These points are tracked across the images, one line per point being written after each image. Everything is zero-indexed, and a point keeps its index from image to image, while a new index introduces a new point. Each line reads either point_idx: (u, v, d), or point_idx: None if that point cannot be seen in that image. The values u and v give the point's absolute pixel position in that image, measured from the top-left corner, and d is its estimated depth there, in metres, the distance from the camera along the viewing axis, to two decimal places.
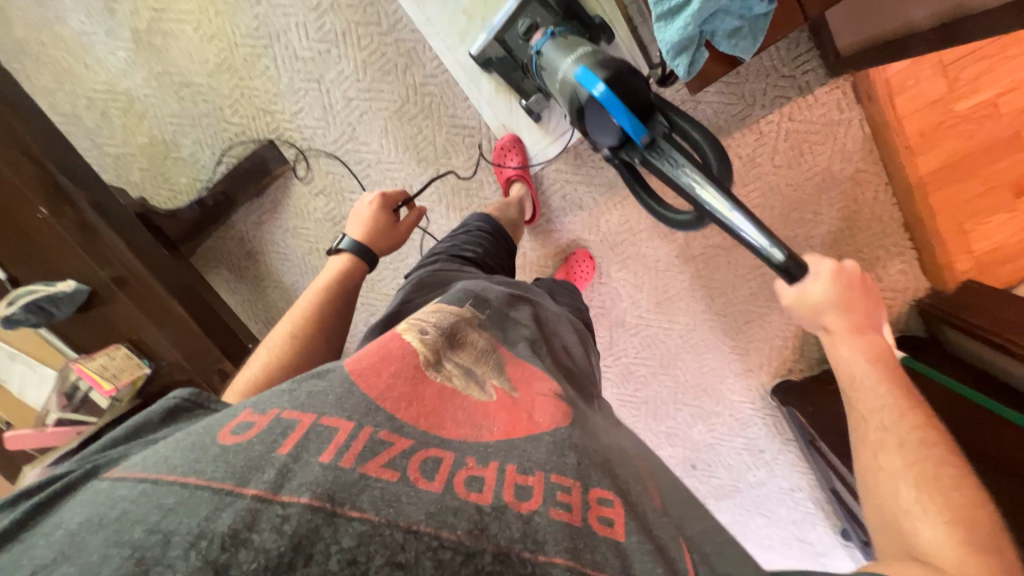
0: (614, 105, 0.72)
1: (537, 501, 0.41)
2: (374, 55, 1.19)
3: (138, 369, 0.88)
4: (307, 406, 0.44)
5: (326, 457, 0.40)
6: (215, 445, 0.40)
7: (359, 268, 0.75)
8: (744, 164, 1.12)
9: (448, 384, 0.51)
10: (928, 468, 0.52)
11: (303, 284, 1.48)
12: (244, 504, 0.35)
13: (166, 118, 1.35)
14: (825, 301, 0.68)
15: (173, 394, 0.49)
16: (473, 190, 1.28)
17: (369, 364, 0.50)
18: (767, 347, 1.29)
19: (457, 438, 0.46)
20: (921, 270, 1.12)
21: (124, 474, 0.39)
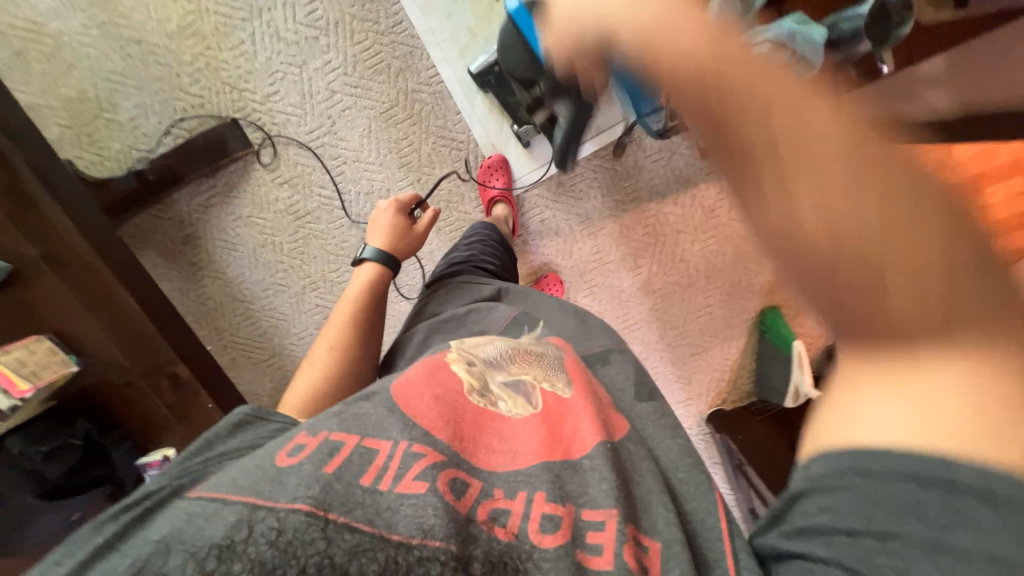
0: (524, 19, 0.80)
1: (562, 536, 0.47)
2: (367, 52, 1.15)
3: (63, 366, 0.74)
4: (352, 429, 0.52)
5: (366, 480, 0.46)
6: (274, 466, 0.46)
7: (382, 278, 0.83)
8: (705, 213, 1.25)
9: (491, 409, 0.60)
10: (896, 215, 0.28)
11: (250, 279, 1.35)
12: (288, 517, 0.41)
13: (104, 75, 1.18)
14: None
15: (237, 410, 0.59)
16: (453, 203, 1.27)
17: (409, 390, 0.58)
18: (707, 378, 1.42)
19: (487, 467, 0.53)
20: None
21: (202, 491, 0.45)
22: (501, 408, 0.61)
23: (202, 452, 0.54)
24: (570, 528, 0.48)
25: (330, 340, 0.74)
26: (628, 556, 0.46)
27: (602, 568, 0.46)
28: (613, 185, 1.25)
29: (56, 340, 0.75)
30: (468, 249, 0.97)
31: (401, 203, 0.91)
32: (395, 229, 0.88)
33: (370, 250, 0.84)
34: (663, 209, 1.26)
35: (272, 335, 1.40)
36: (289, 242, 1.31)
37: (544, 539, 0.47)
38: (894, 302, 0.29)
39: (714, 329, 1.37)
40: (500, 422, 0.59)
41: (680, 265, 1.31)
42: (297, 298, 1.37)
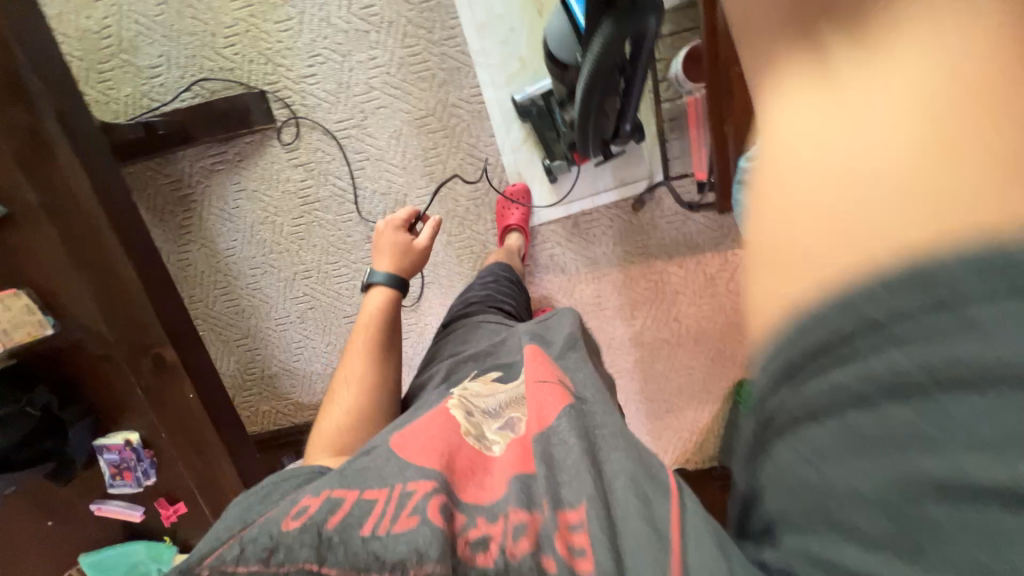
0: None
1: (535, 543, 0.45)
2: (415, 57, 1.14)
3: (36, 328, 0.71)
4: (352, 484, 0.50)
5: (366, 530, 0.45)
6: (285, 532, 0.46)
7: (393, 302, 0.82)
8: (706, 280, 1.30)
9: (485, 452, 0.57)
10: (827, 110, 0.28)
11: (241, 254, 1.29)
12: (294, 568, 0.44)
13: (133, 16, 1.12)
14: None
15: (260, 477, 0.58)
16: (468, 221, 1.26)
17: (408, 433, 0.58)
18: (677, 438, 1.44)
19: (472, 500, 0.51)
20: None
21: (233, 561, 0.45)
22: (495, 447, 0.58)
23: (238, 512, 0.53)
24: (540, 533, 0.46)
25: (352, 375, 0.72)
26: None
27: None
28: (624, 236, 1.28)
29: (35, 297, 0.72)
30: (483, 291, 0.96)
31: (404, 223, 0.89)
32: (395, 247, 0.85)
33: (378, 275, 0.82)
34: (667, 268, 1.30)
35: (249, 316, 1.33)
36: (290, 225, 1.26)
37: (518, 547, 0.45)
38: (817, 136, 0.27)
39: (691, 391, 1.40)
40: (498, 460, 0.56)
41: (672, 324, 1.34)
42: (286, 282, 1.31)
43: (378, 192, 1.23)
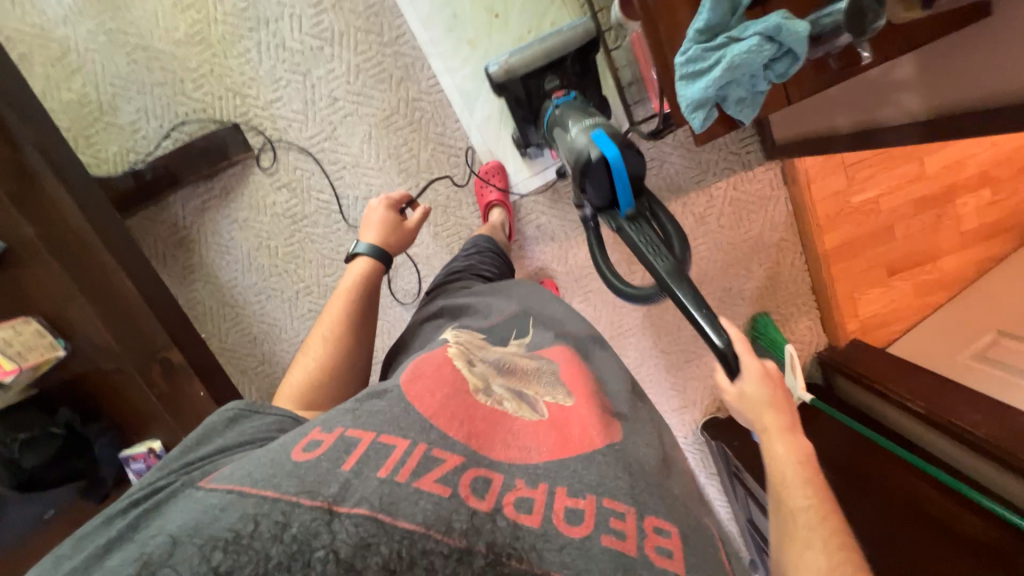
0: (621, 175, 0.73)
1: (588, 527, 0.47)
2: (370, 62, 1.19)
3: (50, 351, 0.76)
4: (367, 425, 0.51)
5: (383, 472, 0.46)
6: (289, 462, 0.47)
7: (377, 272, 0.83)
8: (696, 220, 1.29)
9: (499, 409, 0.59)
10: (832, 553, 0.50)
11: (243, 283, 1.34)
12: (308, 512, 0.42)
13: (108, 79, 1.19)
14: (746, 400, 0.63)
15: (227, 407, 0.58)
16: (451, 207, 1.29)
17: (422, 387, 0.57)
18: (702, 386, 1.43)
19: (506, 459, 0.53)
20: (823, 325, 1.36)
21: (215, 484, 0.45)
22: (502, 403, 0.60)
23: (202, 448, 0.54)
24: (592, 518, 0.48)
25: (327, 333, 0.74)
26: (651, 551, 0.48)
27: (629, 553, 0.46)
28: None
29: (45, 324, 0.77)
30: (468, 261, 0.99)
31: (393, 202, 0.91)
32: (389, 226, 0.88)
33: (364, 245, 0.83)
34: None
35: (261, 342, 1.38)
36: (285, 247, 1.31)
37: (570, 528, 0.47)
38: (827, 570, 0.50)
39: None
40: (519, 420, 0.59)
41: None
42: (290, 303, 1.35)
43: (357, 195, 1.27)
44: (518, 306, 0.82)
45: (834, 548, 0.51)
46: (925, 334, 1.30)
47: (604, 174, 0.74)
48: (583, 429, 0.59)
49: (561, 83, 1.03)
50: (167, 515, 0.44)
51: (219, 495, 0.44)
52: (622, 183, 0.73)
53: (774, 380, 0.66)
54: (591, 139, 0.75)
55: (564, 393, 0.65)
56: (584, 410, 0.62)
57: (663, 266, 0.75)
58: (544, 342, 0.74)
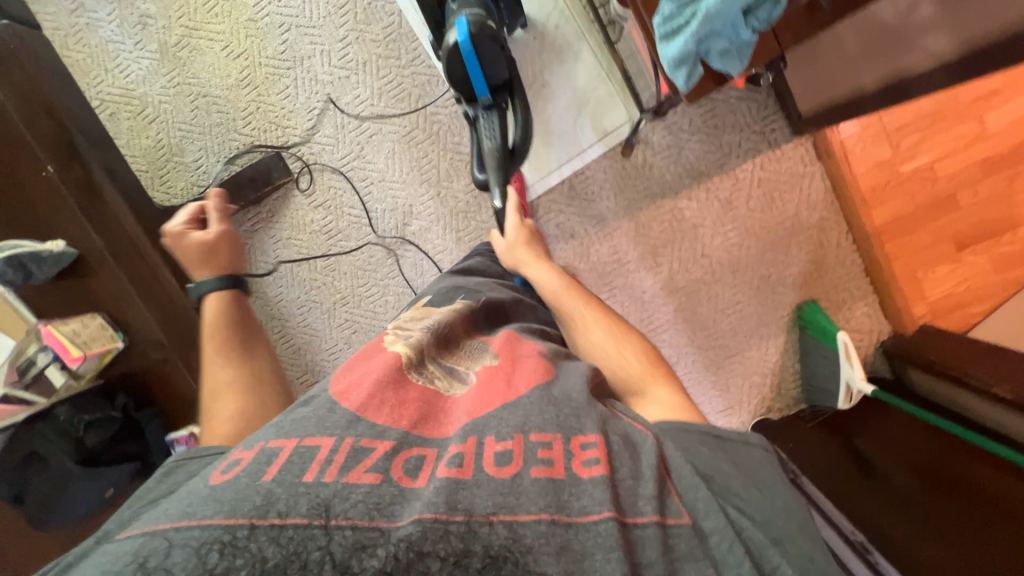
0: (471, 59, 0.94)
1: (517, 465, 0.50)
2: (391, 84, 1.29)
3: (111, 341, 0.91)
4: (290, 433, 0.53)
5: (309, 478, 0.47)
6: (207, 487, 0.48)
7: (229, 301, 0.89)
8: (722, 205, 1.24)
9: (430, 387, 0.63)
10: (610, 323, 0.81)
11: (287, 296, 1.44)
12: (253, 532, 0.42)
13: (176, 125, 1.38)
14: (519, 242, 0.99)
15: (162, 466, 0.65)
16: (471, 212, 1.34)
17: (349, 384, 0.61)
18: (747, 384, 1.32)
19: (441, 436, 0.56)
20: (883, 311, 1.24)
21: (124, 534, 0.46)
22: (429, 376, 0.65)
23: (141, 502, 0.58)
24: (520, 455, 0.51)
25: (218, 387, 0.77)
26: (576, 467, 0.51)
27: (558, 476, 0.49)
28: (620, 184, 1.27)
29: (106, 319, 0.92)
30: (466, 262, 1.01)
31: (194, 216, 0.97)
32: (187, 250, 0.93)
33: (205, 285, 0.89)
34: (678, 204, 1.25)
35: (305, 351, 1.47)
36: (322, 260, 1.41)
37: (500, 470, 0.50)
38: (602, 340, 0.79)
39: (747, 328, 1.29)
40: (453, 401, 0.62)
41: (703, 260, 1.27)
42: (329, 313, 1.44)
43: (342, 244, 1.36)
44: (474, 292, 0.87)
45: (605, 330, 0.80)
46: (1014, 313, 1.12)
47: (457, 58, 0.94)
48: (507, 382, 0.61)
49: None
50: (84, 567, 0.46)
51: (132, 541, 0.44)
52: (473, 69, 0.95)
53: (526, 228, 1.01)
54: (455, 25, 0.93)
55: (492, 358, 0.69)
56: (510, 364, 0.66)
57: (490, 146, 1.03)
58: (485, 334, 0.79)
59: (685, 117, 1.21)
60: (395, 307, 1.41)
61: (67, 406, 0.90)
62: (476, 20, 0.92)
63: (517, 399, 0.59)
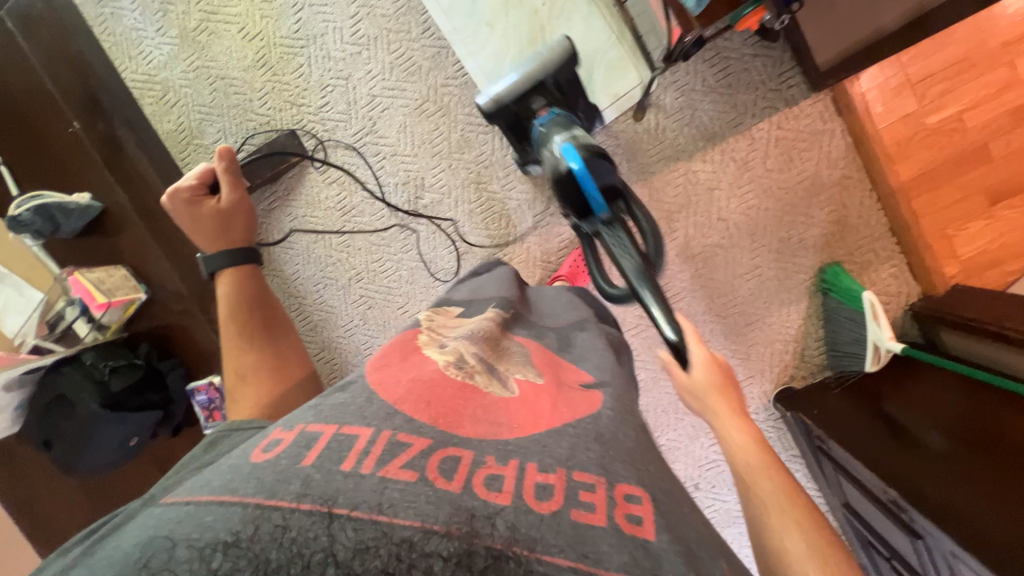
0: (586, 181, 0.79)
1: (557, 504, 0.48)
2: (402, 58, 1.31)
3: (133, 291, 1.14)
4: (329, 420, 0.55)
5: (346, 467, 0.49)
6: (250, 464, 0.51)
7: (240, 278, 0.88)
8: (738, 167, 1.21)
9: (469, 382, 0.64)
10: (819, 541, 0.59)
11: (304, 275, 1.46)
12: (277, 517, 0.43)
13: (195, 108, 1.40)
14: (703, 382, 0.78)
15: (208, 436, 0.68)
16: (483, 183, 1.34)
17: (384, 378, 0.64)
18: (768, 352, 1.29)
19: (477, 436, 0.56)
20: (911, 272, 1.19)
21: (174, 500, 0.48)
22: (471, 375, 0.66)
23: (187, 468, 0.62)
24: (561, 493, 0.50)
25: (246, 369, 0.80)
26: (620, 518, 0.49)
27: (598, 525, 0.47)
28: (630, 150, 1.25)
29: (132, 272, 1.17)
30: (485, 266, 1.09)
31: (202, 178, 0.93)
32: (199, 219, 0.91)
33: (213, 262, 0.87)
34: (692, 166, 1.23)
35: (322, 328, 1.48)
36: (337, 237, 1.43)
37: (540, 505, 0.48)
38: (797, 552, 0.58)
39: (767, 294, 1.26)
40: (478, 396, 0.62)
41: (719, 224, 1.24)
42: (345, 291, 1.45)
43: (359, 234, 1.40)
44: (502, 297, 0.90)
45: (809, 545, 0.59)
46: None
47: (569, 181, 0.81)
48: (552, 405, 0.63)
49: (547, 100, 1.05)
50: (124, 534, 0.46)
51: (174, 510, 0.46)
52: (589, 188, 0.79)
53: (717, 367, 0.79)
54: (563, 157, 0.83)
55: (535, 372, 0.72)
56: (555, 388, 0.68)
57: (629, 264, 0.75)
58: (518, 335, 0.81)
59: (697, 76, 1.18)
60: (409, 281, 1.42)
61: (92, 351, 1.07)
62: (584, 147, 0.82)
63: (562, 429, 0.59)
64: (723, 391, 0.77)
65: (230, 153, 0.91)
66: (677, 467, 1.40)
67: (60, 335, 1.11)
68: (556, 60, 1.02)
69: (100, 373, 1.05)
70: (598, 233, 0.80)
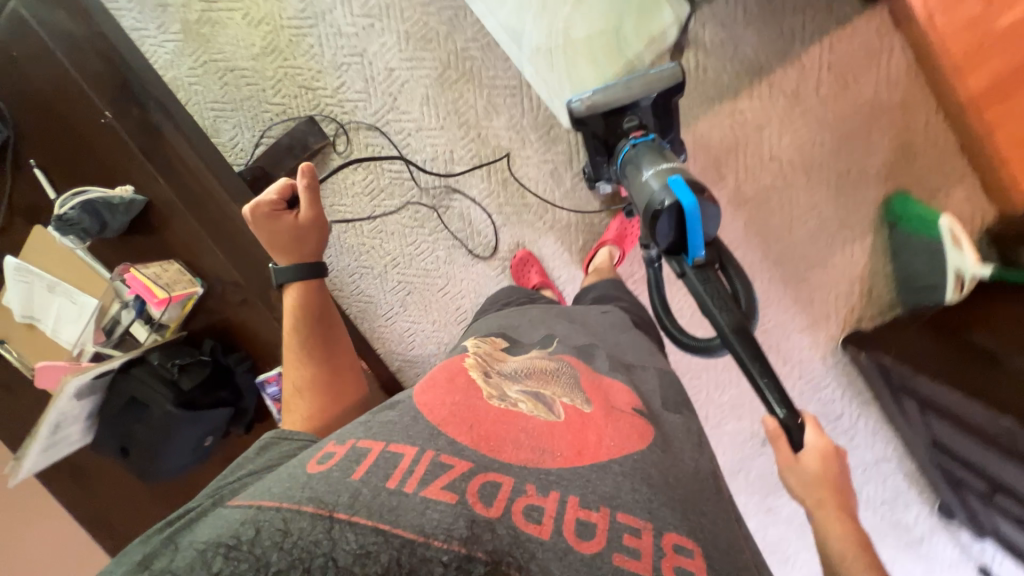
0: (694, 225, 0.77)
1: (599, 544, 0.51)
2: (417, 25, 1.24)
3: (190, 285, 1.12)
4: (378, 435, 0.57)
5: (391, 484, 0.52)
6: (304, 474, 0.53)
7: (304, 291, 0.83)
8: (790, 100, 1.14)
9: (513, 410, 0.62)
10: None
11: (338, 267, 1.40)
12: (303, 522, 0.48)
13: (207, 105, 1.33)
14: (813, 475, 0.77)
15: (267, 434, 0.68)
16: (514, 150, 1.28)
17: (433, 398, 0.62)
18: (832, 295, 1.22)
19: (518, 462, 0.56)
20: (984, 194, 1.12)
21: (239, 501, 0.51)
22: (514, 403, 0.64)
23: (238, 473, 0.61)
24: (604, 533, 0.52)
25: (300, 385, 0.77)
26: (668, 569, 0.51)
27: (642, 573, 0.50)
28: None
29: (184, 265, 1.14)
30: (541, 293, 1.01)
31: (283, 193, 0.83)
32: (276, 237, 0.83)
33: (285, 275, 0.82)
34: (738, 105, 1.15)
35: (361, 320, 1.43)
36: (368, 224, 1.37)
37: (582, 543, 0.51)
38: None
39: (828, 233, 1.19)
40: (522, 419, 0.61)
41: (772, 164, 1.17)
42: (382, 279, 1.40)
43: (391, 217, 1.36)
44: (546, 329, 0.82)
45: None
46: None
47: (675, 219, 0.78)
48: (599, 437, 0.62)
49: (640, 122, 0.98)
50: (199, 527, 0.50)
51: (241, 511, 0.50)
52: (693, 232, 0.78)
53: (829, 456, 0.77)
54: (671, 192, 0.78)
55: (584, 398, 0.67)
56: (603, 417, 0.65)
57: (726, 319, 0.79)
58: (558, 351, 0.75)
59: (741, 6, 1.11)
60: (447, 261, 1.37)
61: (157, 351, 1.07)
62: (696, 184, 0.78)
63: (608, 464, 0.59)
64: (827, 475, 0.76)
65: (315, 169, 0.81)
66: (741, 425, 1.34)
67: (119, 339, 1.11)
68: (663, 82, 0.95)
69: (169, 372, 1.04)
70: (685, 275, 0.83)
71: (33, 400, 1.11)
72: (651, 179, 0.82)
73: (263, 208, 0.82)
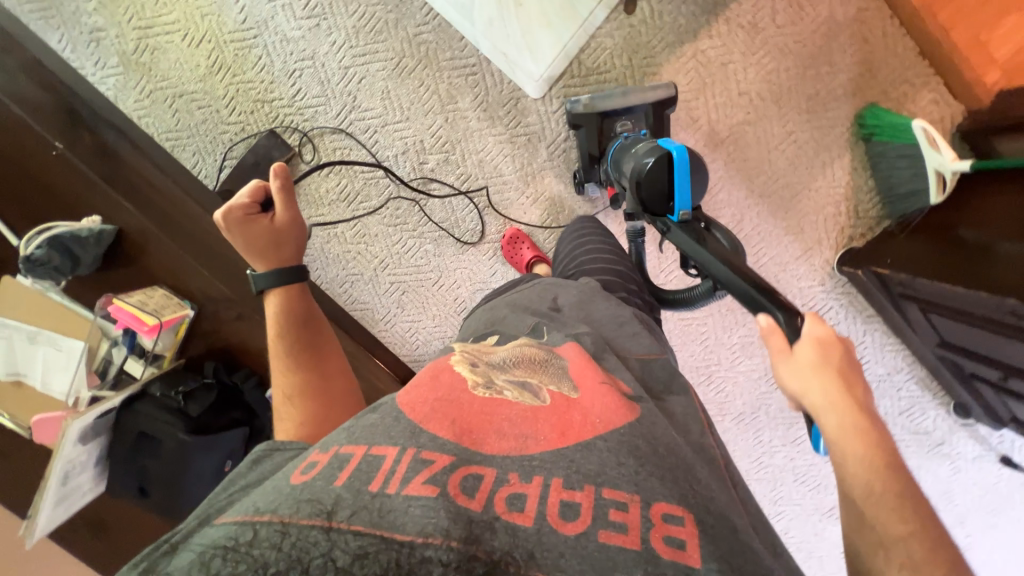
0: (682, 178, 0.76)
1: (583, 523, 0.43)
2: (364, 18, 1.21)
3: (180, 308, 1.12)
4: (361, 439, 0.49)
5: (374, 486, 0.43)
6: (288, 485, 0.45)
7: (289, 297, 0.79)
8: (749, 32, 1.14)
9: (497, 399, 0.55)
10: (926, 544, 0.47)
11: (327, 278, 1.37)
12: (296, 526, 0.40)
13: (160, 135, 1.26)
14: (807, 368, 0.58)
15: (255, 450, 0.62)
16: (484, 129, 1.26)
17: (417, 397, 0.54)
18: (821, 219, 1.23)
19: (500, 453, 0.49)
20: (955, 95, 1.13)
21: (225, 517, 0.44)
22: (501, 392, 0.56)
23: (229, 491, 0.54)
24: (589, 511, 0.44)
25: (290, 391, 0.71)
26: (657, 542, 0.43)
27: (631, 547, 0.42)
28: (628, 48, 1.17)
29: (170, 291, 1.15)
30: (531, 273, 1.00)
31: (255, 196, 0.81)
32: (251, 241, 0.79)
33: (262, 280, 0.78)
34: (699, 45, 1.15)
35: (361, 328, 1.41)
36: (350, 230, 1.34)
37: (564, 524, 0.43)
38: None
39: (807, 157, 1.20)
40: (505, 408, 0.54)
41: (742, 99, 1.17)
42: (373, 282, 1.37)
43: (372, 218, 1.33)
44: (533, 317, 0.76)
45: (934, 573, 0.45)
46: None
47: (664, 169, 0.77)
48: (584, 415, 0.53)
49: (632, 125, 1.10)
50: (184, 550, 0.42)
51: (226, 526, 0.42)
52: (681, 185, 0.76)
53: (831, 347, 0.59)
54: (658, 148, 0.80)
55: (571, 385, 0.59)
56: (589, 396, 0.56)
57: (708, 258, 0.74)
58: (556, 341, 0.69)
59: None
60: (436, 254, 1.35)
61: (159, 382, 1.07)
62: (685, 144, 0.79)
63: (592, 442, 0.50)
64: (829, 377, 0.57)
65: (288, 170, 0.79)
66: (754, 362, 1.35)
67: (115, 381, 1.08)
68: (658, 94, 1.09)
69: (175, 400, 1.04)
70: (669, 231, 0.80)
71: (35, 460, 1.06)
72: (642, 145, 0.87)
73: (237, 210, 0.78)
